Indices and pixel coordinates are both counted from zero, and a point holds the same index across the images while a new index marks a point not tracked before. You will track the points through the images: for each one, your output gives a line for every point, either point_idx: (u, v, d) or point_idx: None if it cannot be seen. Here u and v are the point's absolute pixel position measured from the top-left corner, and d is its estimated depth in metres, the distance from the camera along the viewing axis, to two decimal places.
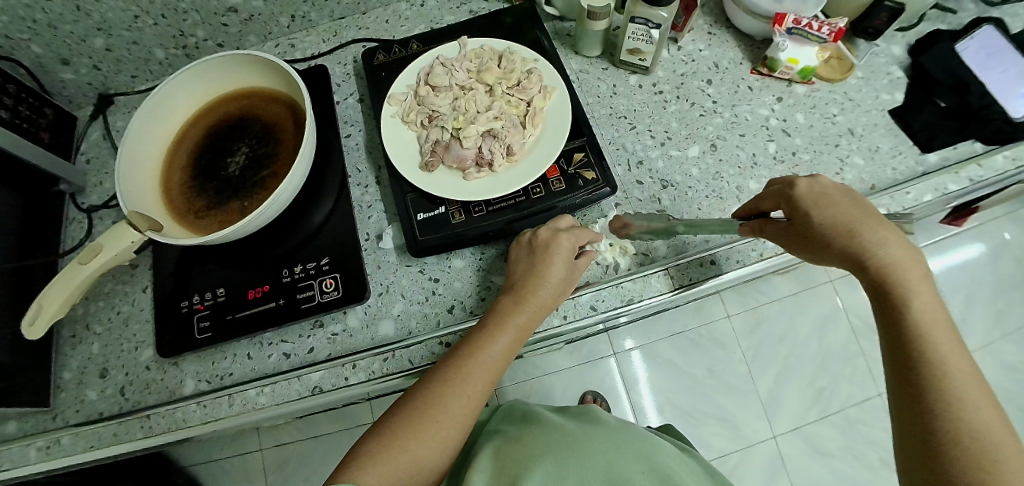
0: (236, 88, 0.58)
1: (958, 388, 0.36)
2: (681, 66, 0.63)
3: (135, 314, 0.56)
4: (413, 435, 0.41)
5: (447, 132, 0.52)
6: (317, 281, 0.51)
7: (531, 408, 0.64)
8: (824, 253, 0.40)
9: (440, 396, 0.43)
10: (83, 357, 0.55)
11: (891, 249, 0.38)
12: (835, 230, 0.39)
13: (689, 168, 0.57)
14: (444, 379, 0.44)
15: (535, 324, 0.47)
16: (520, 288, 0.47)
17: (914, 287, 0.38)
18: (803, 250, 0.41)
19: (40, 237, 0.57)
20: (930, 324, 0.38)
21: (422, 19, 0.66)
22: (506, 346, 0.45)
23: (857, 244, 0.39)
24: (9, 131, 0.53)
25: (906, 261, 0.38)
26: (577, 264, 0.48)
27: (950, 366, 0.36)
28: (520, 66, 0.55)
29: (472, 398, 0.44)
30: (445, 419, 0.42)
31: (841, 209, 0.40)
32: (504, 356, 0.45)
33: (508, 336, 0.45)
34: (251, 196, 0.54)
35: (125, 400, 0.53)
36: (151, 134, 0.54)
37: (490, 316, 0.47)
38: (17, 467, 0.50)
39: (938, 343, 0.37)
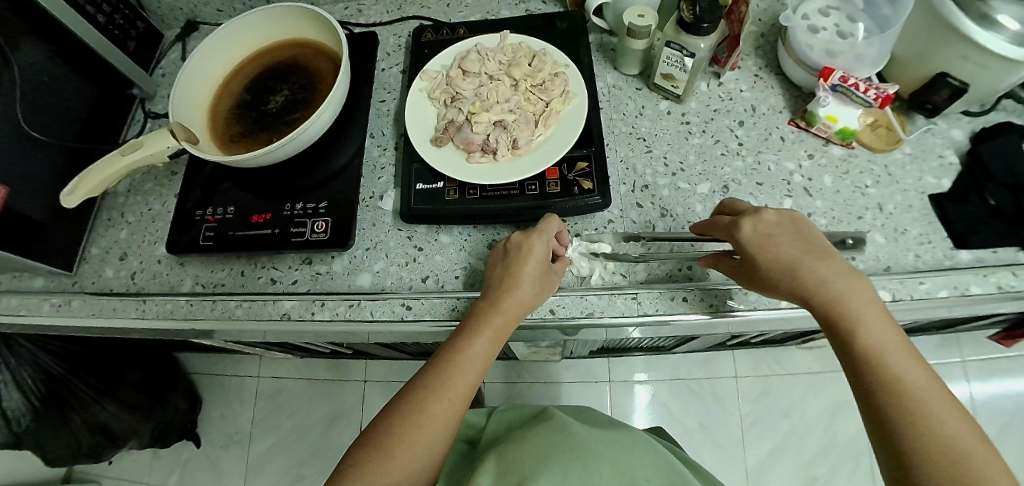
0: (294, 37, 0.63)
1: (920, 399, 0.37)
2: (717, 102, 0.61)
3: (162, 214, 0.66)
4: (400, 436, 0.43)
5: (462, 114, 0.54)
6: (311, 221, 0.55)
7: (532, 414, 0.72)
8: (778, 290, 0.44)
9: (424, 400, 0.44)
10: (112, 240, 0.66)
11: (832, 277, 0.42)
12: (779, 270, 0.44)
13: (695, 203, 0.56)
14: (431, 376, 0.46)
15: (513, 325, 0.47)
16: (496, 289, 0.48)
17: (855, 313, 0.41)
18: (756, 286, 0.46)
19: (106, 129, 0.70)
20: (884, 341, 0.40)
21: (480, 9, 0.67)
22: (485, 348, 0.46)
23: (802, 286, 0.43)
24: (98, 31, 0.65)
25: (850, 290, 0.41)
26: (553, 268, 0.50)
27: (909, 378, 0.38)
28: (549, 69, 0.56)
29: (459, 388, 0.45)
30: (424, 425, 0.43)
31: (783, 249, 0.44)
32: (481, 359, 0.46)
33: (486, 339, 0.46)
34: (280, 132, 0.59)
35: (133, 283, 0.63)
36: (213, 62, 0.61)
37: (470, 319, 0.48)
38: (55, 316, 0.63)
39: (886, 360, 0.39)
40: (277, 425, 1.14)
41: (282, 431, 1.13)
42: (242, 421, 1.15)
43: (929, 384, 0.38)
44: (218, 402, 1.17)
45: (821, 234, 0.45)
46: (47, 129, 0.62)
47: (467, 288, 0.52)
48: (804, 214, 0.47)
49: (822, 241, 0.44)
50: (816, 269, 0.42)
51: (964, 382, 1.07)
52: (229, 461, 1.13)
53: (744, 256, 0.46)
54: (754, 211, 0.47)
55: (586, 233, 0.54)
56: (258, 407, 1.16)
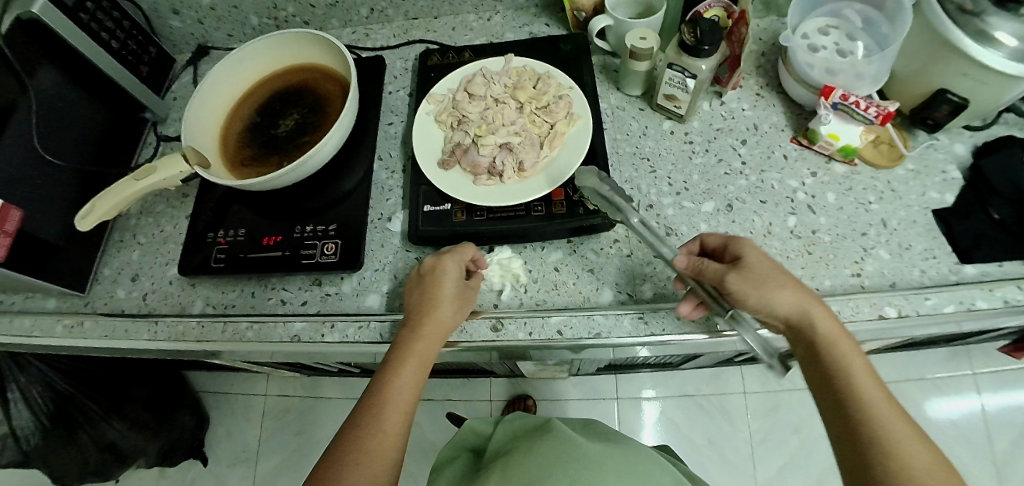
0: (303, 62, 0.64)
1: (887, 425, 0.40)
2: (719, 121, 0.62)
3: (173, 236, 0.67)
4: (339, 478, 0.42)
5: (468, 136, 0.55)
6: (321, 243, 0.56)
7: (533, 427, 0.72)
8: (777, 298, 0.44)
9: (364, 438, 0.44)
10: (124, 261, 0.67)
11: (812, 302, 0.44)
12: (779, 280, 0.45)
13: (700, 222, 0.57)
14: (367, 412, 0.45)
15: (437, 347, 0.48)
16: (415, 316, 0.48)
17: (833, 330, 0.43)
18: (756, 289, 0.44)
19: (119, 153, 0.71)
20: (858, 367, 0.42)
21: (485, 33, 0.69)
22: (413, 375, 0.46)
23: (797, 301, 0.44)
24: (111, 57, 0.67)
25: (828, 316, 0.44)
26: (468, 285, 0.50)
27: (877, 404, 0.40)
28: (553, 91, 0.57)
29: (394, 416, 0.45)
30: (363, 463, 0.42)
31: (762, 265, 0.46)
32: (409, 390, 0.46)
33: (411, 366, 0.46)
34: (289, 156, 0.60)
35: (145, 304, 0.64)
36: (224, 88, 0.62)
37: (393, 349, 0.48)
38: (66, 337, 0.64)
39: (855, 373, 0.42)
40: (283, 443, 1.14)
41: (288, 449, 1.13)
42: (249, 439, 1.15)
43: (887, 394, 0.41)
44: (225, 420, 1.18)
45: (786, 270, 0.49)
46: (64, 154, 0.63)
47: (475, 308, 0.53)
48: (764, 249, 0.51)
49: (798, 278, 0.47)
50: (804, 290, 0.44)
51: (976, 395, 1.05)
52: (236, 479, 1.13)
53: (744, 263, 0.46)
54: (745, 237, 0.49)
55: (592, 253, 0.55)
56: (265, 426, 1.15)
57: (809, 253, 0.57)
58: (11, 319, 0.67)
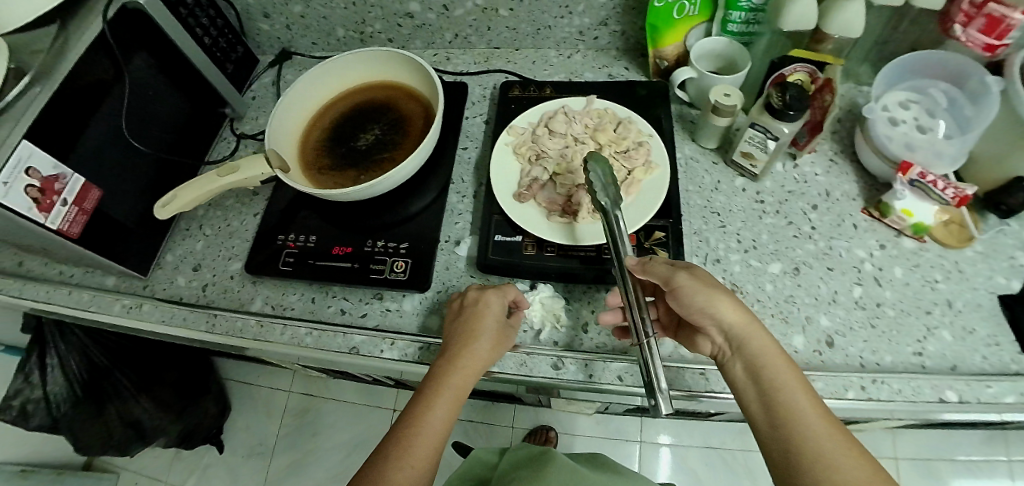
0: (388, 79, 0.66)
1: (819, 440, 0.40)
2: (791, 184, 0.62)
3: (239, 231, 0.68)
4: None
5: (546, 172, 0.56)
6: (391, 260, 0.56)
7: (538, 452, 0.76)
8: (713, 307, 0.45)
9: (392, 471, 0.42)
10: (187, 250, 0.69)
11: (743, 316, 0.45)
12: (714, 293, 0.45)
13: (765, 282, 0.57)
14: (396, 445, 0.44)
15: (471, 383, 0.48)
16: (453, 349, 0.48)
17: (759, 337, 0.44)
18: (705, 295, 0.45)
19: (196, 145, 0.73)
20: (787, 383, 0.42)
21: (564, 69, 0.71)
22: (445, 410, 0.46)
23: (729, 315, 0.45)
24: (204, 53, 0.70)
25: (758, 332, 0.45)
26: (509, 323, 0.51)
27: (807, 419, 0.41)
28: (633, 137, 0.58)
29: (430, 440, 0.45)
30: None
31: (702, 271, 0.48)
32: (443, 423, 0.46)
33: (446, 400, 0.46)
34: (366, 170, 0.61)
35: (203, 295, 0.65)
36: (310, 95, 0.64)
37: (428, 382, 0.48)
38: (120, 318, 0.64)
39: (783, 380, 0.42)
40: (298, 442, 1.16)
41: (303, 449, 1.15)
42: (266, 433, 1.18)
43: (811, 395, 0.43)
44: (245, 412, 1.21)
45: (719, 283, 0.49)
46: (148, 140, 0.65)
47: (534, 343, 0.53)
48: None
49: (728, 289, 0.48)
50: (734, 304, 0.45)
51: (1009, 481, 1.01)
52: (250, 472, 1.16)
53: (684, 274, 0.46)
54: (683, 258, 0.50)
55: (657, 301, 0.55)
56: (284, 422, 1.19)
57: (871, 326, 0.57)
58: (70, 292, 0.68)
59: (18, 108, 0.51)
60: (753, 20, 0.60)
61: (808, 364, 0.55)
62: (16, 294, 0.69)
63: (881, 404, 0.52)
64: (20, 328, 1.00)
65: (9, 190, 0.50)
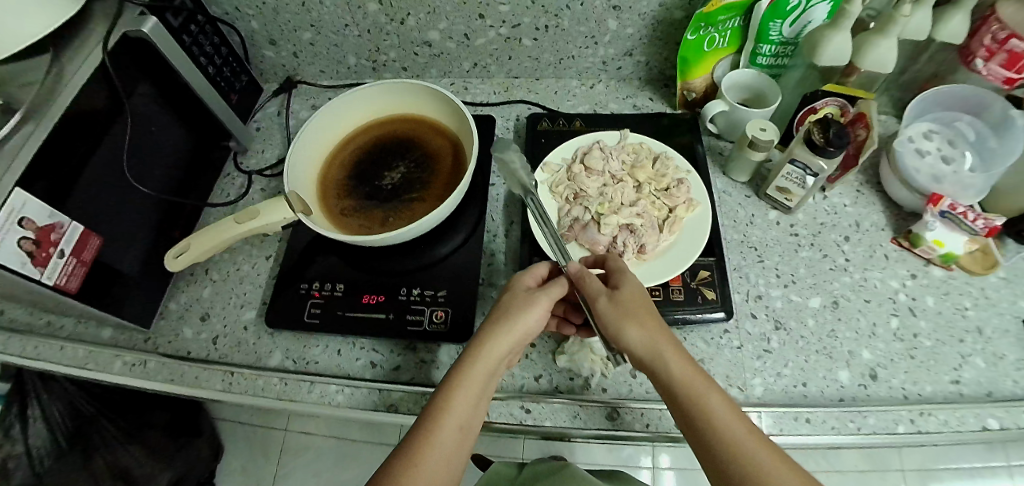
0: (412, 112, 0.63)
1: (750, 455, 0.37)
2: (823, 216, 0.63)
3: (251, 276, 0.64)
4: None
5: (588, 213, 0.54)
6: (428, 309, 0.53)
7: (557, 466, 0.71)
8: (623, 332, 0.42)
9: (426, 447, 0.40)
10: (193, 297, 0.64)
11: (656, 336, 0.42)
12: (624, 316, 0.43)
13: (808, 317, 0.57)
14: (431, 421, 0.41)
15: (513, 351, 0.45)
16: (497, 319, 0.45)
17: (671, 355, 0.41)
18: (615, 321, 0.43)
19: (196, 183, 0.68)
20: (710, 400, 0.39)
21: (588, 100, 0.69)
22: (486, 380, 0.43)
23: (640, 338, 0.42)
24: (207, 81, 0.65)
25: (669, 349, 0.41)
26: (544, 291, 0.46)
27: (733, 432, 0.38)
28: (672, 174, 0.56)
29: (460, 415, 0.41)
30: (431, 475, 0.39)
31: (626, 293, 0.44)
32: (480, 392, 0.43)
33: (486, 370, 0.43)
34: (395, 211, 0.57)
35: (215, 349, 0.60)
36: (329, 130, 0.61)
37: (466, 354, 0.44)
38: (122, 375, 0.59)
39: (703, 396, 0.39)
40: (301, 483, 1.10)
41: None
42: (265, 474, 1.12)
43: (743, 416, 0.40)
44: (240, 453, 1.14)
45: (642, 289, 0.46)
46: (148, 179, 0.61)
47: (584, 390, 0.52)
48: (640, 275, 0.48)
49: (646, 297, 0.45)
50: (644, 325, 0.42)
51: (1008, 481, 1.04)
52: None
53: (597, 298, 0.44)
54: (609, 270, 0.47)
55: (703, 342, 0.55)
56: (282, 463, 1.12)
57: (910, 357, 0.56)
58: (62, 346, 0.62)
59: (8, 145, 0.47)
60: (783, 53, 0.61)
61: (855, 398, 0.53)
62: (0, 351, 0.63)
63: (929, 436, 0.51)
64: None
65: None
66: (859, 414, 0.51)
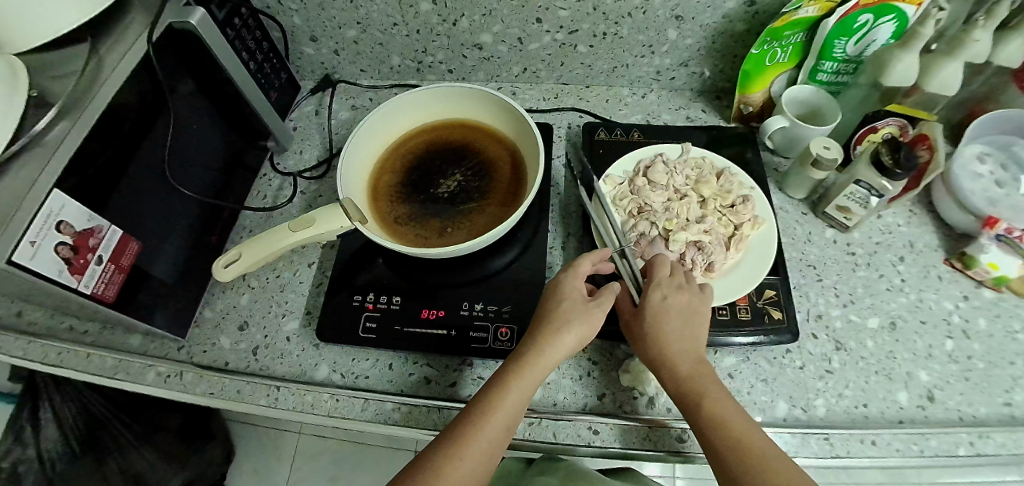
0: (467, 118, 0.61)
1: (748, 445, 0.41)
2: (878, 235, 0.63)
3: (293, 283, 0.62)
4: (457, 451, 0.41)
5: (655, 228, 0.53)
6: (491, 326, 0.52)
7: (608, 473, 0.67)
8: (646, 336, 0.47)
9: (481, 417, 0.42)
10: (230, 304, 0.61)
11: (673, 340, 0.46)
12: (646, 322, 0.47)
13: (866, 338, 0.57)
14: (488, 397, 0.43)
15: (578, 345, 0.46)
16: (552, 311, 0.47)
17: (679, 357, 0.46)
18: (638, 328, 0.48)
19: (232, 184, 0.65)
20: (713, 395, 0.43)
21: (641, 110, 0.68)
22: (549, 366, 0.45)
23: (658, 342, 0.46)
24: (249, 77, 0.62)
25: (682, 351, 0.46)
26: (596, 300, 0.48)
27: (734, 426, 0.42)
28: (737, 190, 0.55)
29: (511, 406, 0.43)
30: (483, 444, 0.41)
31: (654, 302, 0.48)
32: (539, 377, 0.44)
33: (550, 360, 0.45)
34: (454, 221, 0.55)
35: (255, 360, 0.57)
36: (381, 134, 0.58)
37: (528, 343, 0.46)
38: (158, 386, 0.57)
39: (710, 395, 0.43)
40: None
41: None
42: (277, 478, 1.09)
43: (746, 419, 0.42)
44: (252, 456, 1.12)
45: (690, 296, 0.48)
46: (188, 181, 0.58)
47: (649, 409, 0.50)
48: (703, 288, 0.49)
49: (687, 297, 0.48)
50: (661, 329, 0.46)
51: None
52: None
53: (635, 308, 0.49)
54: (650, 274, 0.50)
55: (766, 362, 0.55)
56: (295, 467, 1.09)
57: (966, 379, 0.55)
58: (90, 354, 0.59)
59: (47, 142, 0.43)
60: (845, 71, 0.59)
61: (914, 420, 0.53)
62: (23, 357, 0.60)
63: (986, 459, 0.51)
64: (11, 372, 0.92)
65: (38, 251, 0.41)
66: (922, 436, 0.51)
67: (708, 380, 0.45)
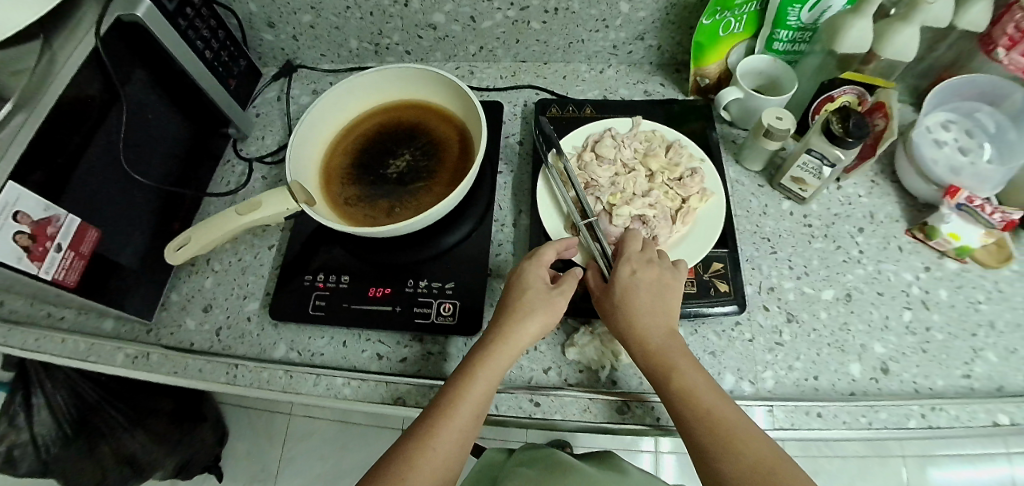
0: (417, 98, 0.61)
1: (724, 424, 0.40)
2: (837, 206, 0.62)
3: (253, 266, 0.63)
4: (425, 445, 0.40)
5: (600, 203, 0.53)
6: (436, 301, 0.53)
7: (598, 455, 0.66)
8: (618, 316, 0.46)
9: (446, 408, 0.42)
10: (195, 288, 0.63)
11: (645, 318, 0.45)
12: (616, 302, 0.47)
13: (820, 310, 0.56)
14: (452, 389, 0.43)
15: (540, 330, 0.46)
16: (514, 298, 0.47)
17: (652, 335, 0.45)
18: (610, 307, 0.47)
19: (195, 170, 0.67)
20: (689, 373, 0.43)
21: (598, 85, 0.67)
22: (512, 353, 0.45)
23: (629, 320, 0.45)
24: (204, 66, 0.62)
25: (655, 329, 0.45)
26: (558, 287, 0.47)
27: (710, 403, 0.41)
28: (685, 162, 0.55)
29: (476, 397, 0.43)
30: (449, 435, 0.41)
31: (624, 279, 0.47)
32: (503, 365, 0.44)
33: (511, 348, 0.45)
34: (402, 200, 0.56)
35: (218, 340, 0.59)
36: (331, 116, 0.59)
37: (491, 332, 0.46)
38: (125, 368, 0.58)
39: (685, 373, 0.43)
40: (304, 467, 1.11)
41: (310, 475, 1.10)
42: (270, 460, 1.12)
43: (719, 390, 0.42)
44: (244, 437, 1.15)
45: (661, 270, 0.47)
46: (146, 170, 0.59)
47: (593, 382, 0.51)
48: (674, 264, 0.49)
49: (659, 272, 0.47)
50: (633, 306, 0.46)
51: (1007, 464, 1.03)
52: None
53: (606, 287, 0.48)
54: (620, 251, 0.49)
55: (714, 335, 0.55)
56: (286, 448, 1.13)
57: (922, 351, 0.54)
58: (63, 338, 0.61)
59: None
60: (801, 39, 0.58)
61: (865, 392, 0.52)
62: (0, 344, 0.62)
63: (937, 431, 0.50)
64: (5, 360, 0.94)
65: None
66: (871, 408, 0.50)
67: (683, 357, 0.44)
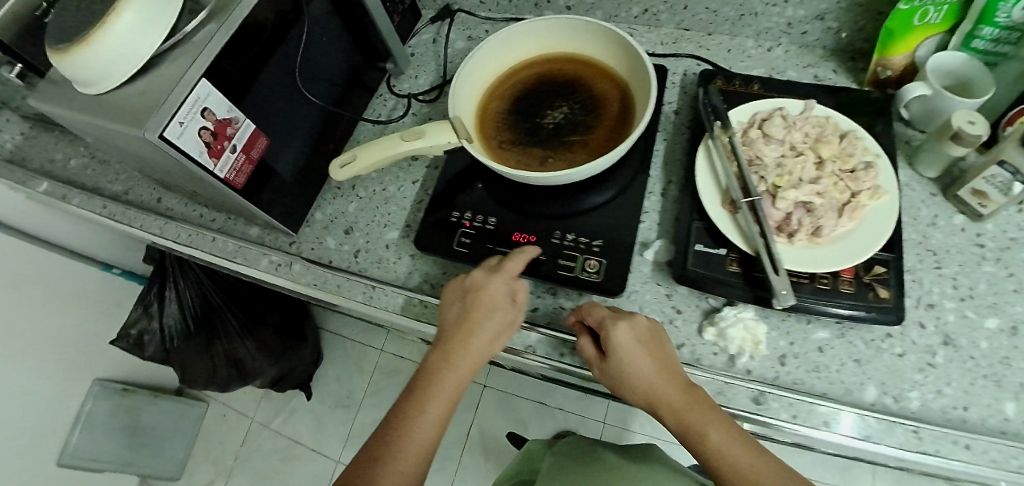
0: (580, 53, 0.60)
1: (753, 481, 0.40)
2: (1015, 230, 0.56)
3: (396, 197, 0.65)
4: (380, 470, 0.44)
5: (764, 184, 0.51)
6: (581, 257, 0.53)
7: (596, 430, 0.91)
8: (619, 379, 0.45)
9: (402, 432, 0.46)
10: (338, 211, 0.66)
11: (651, 383, 0.44)
12: (612, 371, 0.46)
13: (980, 338, 0.51)
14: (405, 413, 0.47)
15: (485, 352, 0.48)
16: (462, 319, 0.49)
17: (663, 396, 0.44)
18: (608, 375, 0.46)
19: (354, 98, 0.69)
20: (712, 429, 0.42)
21: (763, 63, 0.65)
22: (459, 375, 0.48)
23: (630, 385, 0.45)
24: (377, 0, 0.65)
25: (668, 392, 0.44)
26: (510, 302, 0.49)
27: (735, 457, 0.41)
28: (860, 155, 0.52)
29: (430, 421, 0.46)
30: (399, 458, 0.44)
31: (614, 337, 0.45)
32: (454, 387, 0.48)
33: (459, 369, 0.48)
34: (556, 152, 0.56)
35: (356, 261, 0.61)
36: (495, 59, 0.59)
37: (439, 351, 0.49)
38: (270, 274, 0.63)
39: (706, 434, 0.42)
40: None
41: None
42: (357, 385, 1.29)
43: (746, 442, 0.41)
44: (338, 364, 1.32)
45: (643, 325, 0.46)
46: (315, 92, 0.62)
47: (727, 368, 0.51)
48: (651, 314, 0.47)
49: (635, 326, 0.46)
50: (630, 374, 0.45)
51: None
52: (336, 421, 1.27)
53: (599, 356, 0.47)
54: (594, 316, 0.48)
55: (862, 342, 0.52)
56: None
57: None
58: (214, 238, 0.66)
59: (192, 41, 0.48)
60: (1006, 40, 0.51)
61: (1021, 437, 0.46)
62: (159, 235, 0.68)
63: None
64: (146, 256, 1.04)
65: (184, 131, 0.46)
66: None
67: (706, 414, 0.42)
